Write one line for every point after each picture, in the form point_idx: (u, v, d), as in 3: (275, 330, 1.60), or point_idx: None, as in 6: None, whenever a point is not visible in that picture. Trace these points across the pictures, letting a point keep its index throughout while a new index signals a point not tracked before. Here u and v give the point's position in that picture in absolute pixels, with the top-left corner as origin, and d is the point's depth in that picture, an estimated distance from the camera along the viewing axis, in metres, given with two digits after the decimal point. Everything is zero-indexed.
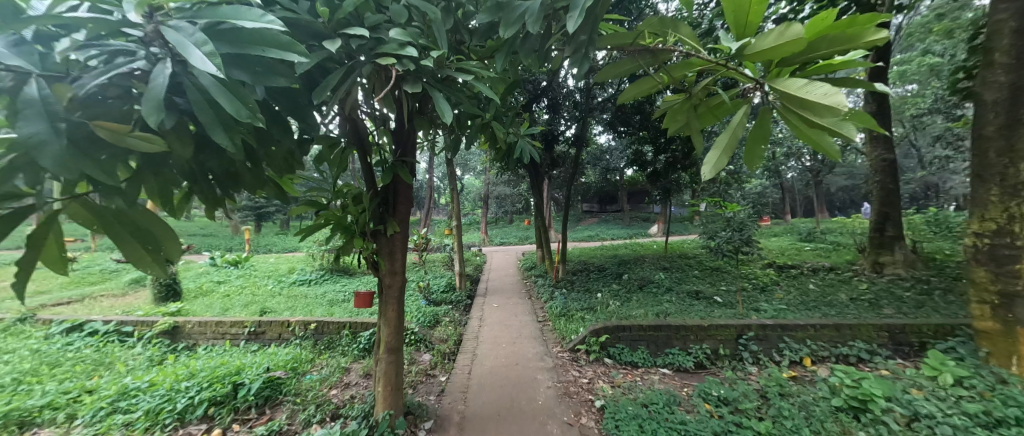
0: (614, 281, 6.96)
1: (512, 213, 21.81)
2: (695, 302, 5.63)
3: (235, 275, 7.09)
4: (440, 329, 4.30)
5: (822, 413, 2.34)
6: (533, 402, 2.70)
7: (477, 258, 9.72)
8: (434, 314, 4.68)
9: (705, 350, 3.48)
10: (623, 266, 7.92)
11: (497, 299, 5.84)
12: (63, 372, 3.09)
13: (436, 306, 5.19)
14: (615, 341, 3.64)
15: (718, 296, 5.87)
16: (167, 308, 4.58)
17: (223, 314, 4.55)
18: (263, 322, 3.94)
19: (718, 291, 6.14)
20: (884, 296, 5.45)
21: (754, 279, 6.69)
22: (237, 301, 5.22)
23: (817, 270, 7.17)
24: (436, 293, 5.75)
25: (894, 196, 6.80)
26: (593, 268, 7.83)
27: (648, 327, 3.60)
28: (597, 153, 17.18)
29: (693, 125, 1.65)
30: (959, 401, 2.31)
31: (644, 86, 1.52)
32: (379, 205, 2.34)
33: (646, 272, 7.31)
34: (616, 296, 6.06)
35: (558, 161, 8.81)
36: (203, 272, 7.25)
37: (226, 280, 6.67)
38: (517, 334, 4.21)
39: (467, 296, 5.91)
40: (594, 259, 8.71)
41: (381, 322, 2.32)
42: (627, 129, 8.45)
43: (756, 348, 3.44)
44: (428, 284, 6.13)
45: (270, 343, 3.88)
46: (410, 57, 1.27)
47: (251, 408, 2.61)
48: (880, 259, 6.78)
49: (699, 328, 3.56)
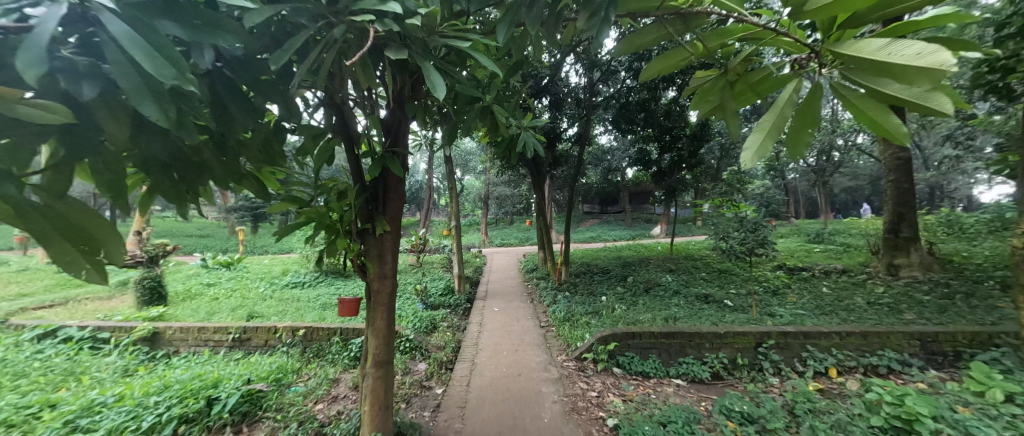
0: (619, 284, 6.71)
1: (512, 214, 21.59)
2: (704, 306, 5.38)
3: (226, 277, 6.85)
4: (437, 335, 4.05)
5: (861, 434, 2.09)
6: (537, 420, 2.46)
7: (477, 260, 9.47)
8: (431, 319, 4.44)
9: (722, 359, 3.23)
10: (628, 267, 7.67)
11: (498, 303, 5.59)
12: (27, 383, 2.85)
13: (434, 310, 4.96)
14: (625, 349, 3.39)
15: (729, 299, 5.62)
16: (148, 312, 4.33)
17: (208, 319, 4.31)
18: (249, 329, 3.69)
19: (728, 294, 5.89)
20: (903, 300, 5.20)
21: (764, 282, 6.44)
22: (225, 305, 4.98)
23: (829, 272, 6.92)
24: (434, 296, 5.50)
25: (910, 196, 6.56)
26: (597, 270, 7.59)
27: (660, 334, 3.36)
28: (599, 153, 16.95)
29: (729, 105, 1.37)
30: (1015, 421, 2.06)
31: (675, 60, 1.22)
32: (367, 201, 2.09)
33: (651, 275, 7.06)
34: (621, 300, 5.82)
35: (561, 160, 8.58)
36: (193, 274, 7.00)
37: (217, 282, 6.43)
38: (519, 341, 3.97)
39: (467, 299, 5.67)
40: (598, 260, 8.46)
41: (368, 333, 2.07)
42: (631, 127, 8.22)
43: (777, 358, 3.19)
44: (426, 286, 5.88)
45: (255, 351, 3.64)
46: (394, 15, 1.03)
47: (226, 426, 2.37)
48: (895, 262, 6.53)
49: (714, 335, 3.31)
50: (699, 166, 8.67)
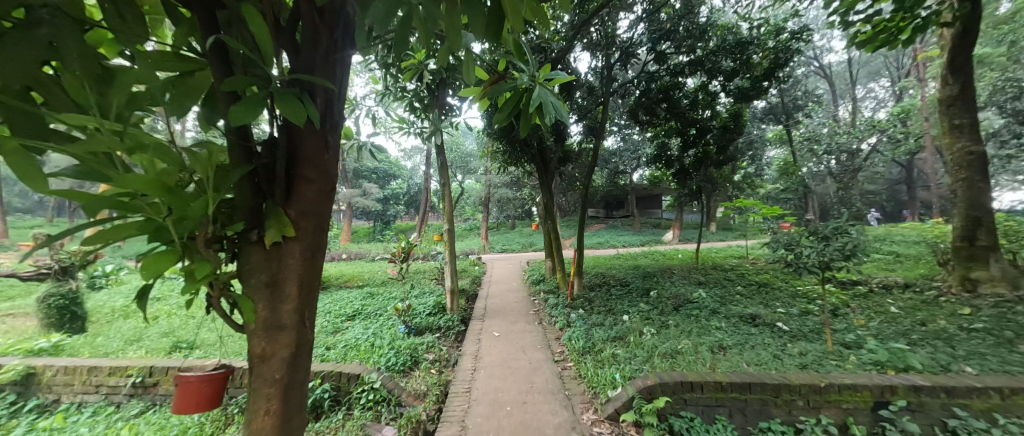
0: (642, 299, 5.69)
1: (513, 218, 20.52)
2: (755, 331, 4.33)
3: (179, 289, 5.83)
4: (417, 377, 3.02)
5: None
6: None
7: (476, 269, 8.47)
8: (414, 351, 3.43)
9: (828, 427, 2.21)
10: (649, 279, 6.65)
11: (499, 324, 4.58)
12: None
13: (419, 336, 3.96)
14: (681, 407, 2.38)
15: (782, 322, 4.59)
16: (44, 341, 3.34)
17: (122, 349, 3.33)
18: (155, 371, 2.69)
19: (778, 315, 4.85)
20: (1004, 326, 4.18)
21: (816, 299, 5.40)
22: (157, 328, 3.98)
23: (889, 287, 5.88)
24: (420, 317, 4.48)
25: (987, 198, 5.55)
26: (614, 282, 6.57)
27: (731, 388, 2.34)
28: (607, 154, 15.93)
29: None
30: None
31: None
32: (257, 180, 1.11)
33: (679, 289, 6.03)
34: (648, 321, 4.80)
35: (571, 157, 7.57)
36: (141, 286, 5.98)
37: (167, 296, 5.46)
38: (529, 388, 2.94)
39: (461, 320, 4.66)
40: (613, 270, 7.44)
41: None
42: (650, 119, 7.26)
43: (909, 427, 2.19)
44: (412, 304, 4.87)
45: (163, 402, 2.63)
46: None
47: None
48: (972, 275, 5.50)
49: (811, 391, 2.30)
50: (728, 163, 7.62)
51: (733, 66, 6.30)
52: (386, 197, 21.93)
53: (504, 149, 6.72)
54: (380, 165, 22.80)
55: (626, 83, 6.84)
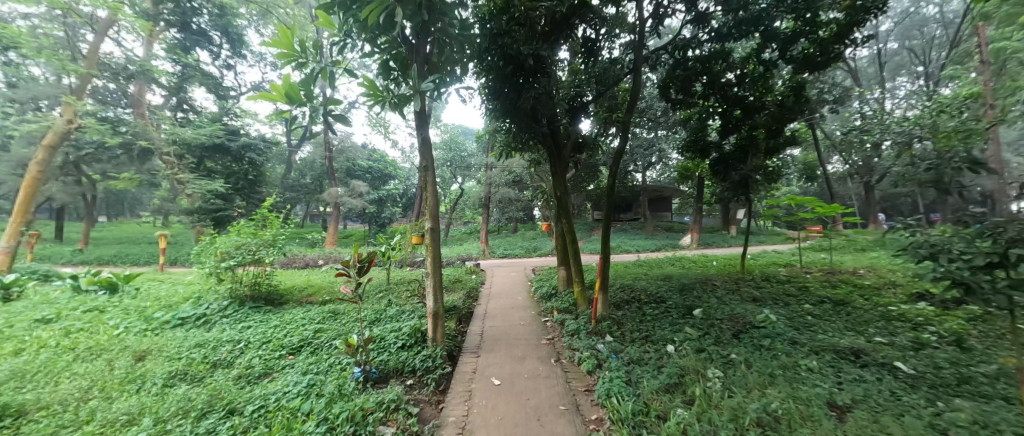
0: (688, 323, 4.35)
1: (516, 220, 19.20)
2: (873, 378, 2.98)
3: (84, 307, 4.48)
4: None
5: None
6: None
7: (473, 278, 7.13)
8: (362, 425, 2.11)
9: None
10: (689, 294, 5.29)
11: (500, 364, 3.23)
12: None
13: (383, 388, 2.65)
14: None
15: (900, 361, 3.25)
16: None
17: None
18: None
19: (888, 350, 3.49)
20: None
21: (924, 325, 4.04)
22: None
23: None
24: (388, 353, 3.14)
25: None
26: (646, 297, 5.20)
27: None
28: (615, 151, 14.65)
29: None
30: None
31: None
32: None
33: (734, 308, 4.67)
34: (707, 358, 3.46)
35: (588, 145, 6.26)
36: (42, 302, 4.63)
37: (64, 315, 4.17)
38: None
39: (448, 356, 3.31)
40: (640, 281, 6.08)
41: None
42: (686, 97, 5.92)
43: None
44: (381, 334, 3.55)
45: None
46: None
47: None
48: None
49: None
50: (780, 151, 6.25)
51: (796, 26, 4.92)
52: (381, 198, 20.69)
53: (507, 130, 5.41)
54: (374, 164, 21.57)
55: (656, 51, 5.54)
